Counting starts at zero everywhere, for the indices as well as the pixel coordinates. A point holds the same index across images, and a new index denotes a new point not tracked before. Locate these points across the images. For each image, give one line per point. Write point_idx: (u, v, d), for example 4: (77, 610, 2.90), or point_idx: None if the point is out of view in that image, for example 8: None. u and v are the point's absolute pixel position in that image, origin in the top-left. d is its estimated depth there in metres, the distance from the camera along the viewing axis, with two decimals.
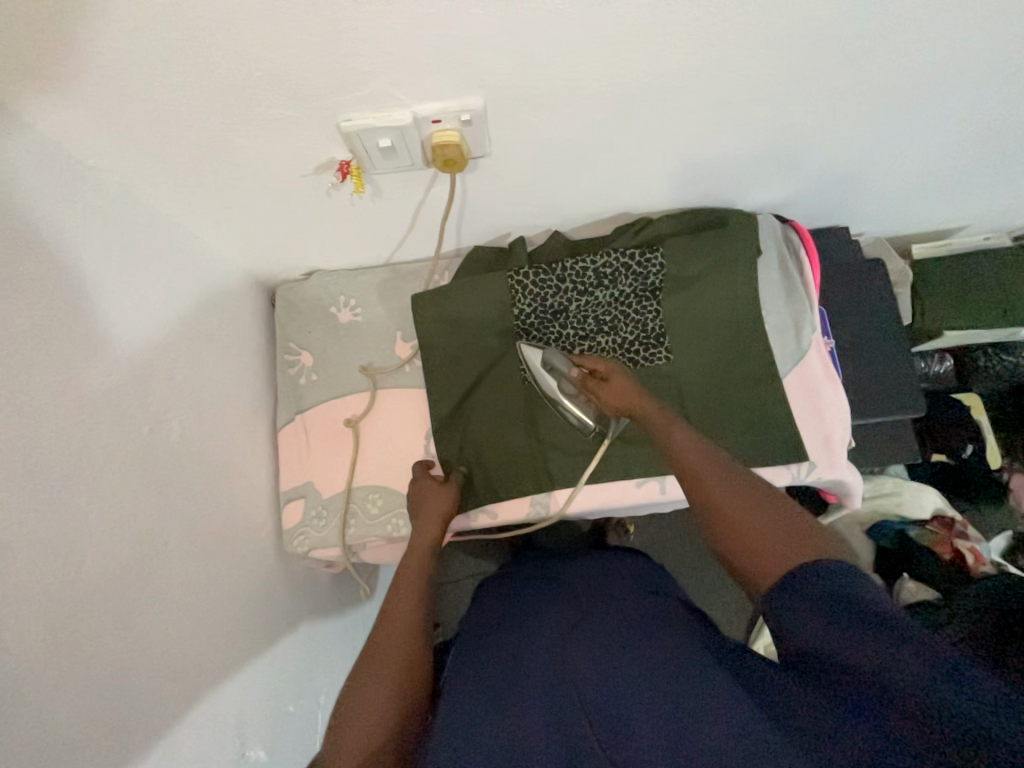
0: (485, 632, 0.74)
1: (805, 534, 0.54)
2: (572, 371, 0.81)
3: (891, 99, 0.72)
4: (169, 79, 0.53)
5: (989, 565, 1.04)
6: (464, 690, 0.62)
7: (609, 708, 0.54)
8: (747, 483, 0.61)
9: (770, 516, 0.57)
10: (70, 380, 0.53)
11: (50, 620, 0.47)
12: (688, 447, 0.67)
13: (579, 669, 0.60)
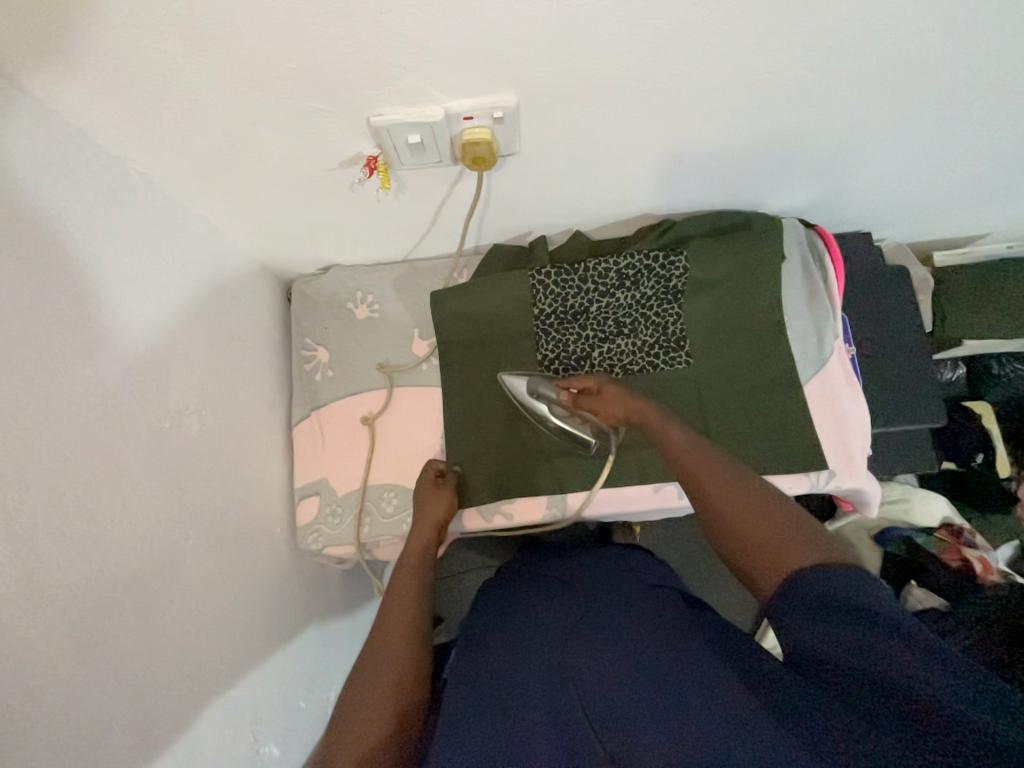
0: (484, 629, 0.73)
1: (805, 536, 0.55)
2: (561, 395, 0.79)
3: (927, 105, 0.71)
4: (200, 70, 0.52)
5: (998, 575, 1.01)
6: (461, 691, 0.60)
7: (608, 711, 0.52)
8: (744, 486, 0.61)
9: (772, 520, 0.58)
10: (94, 376, 0.53)
11: (75, 618, 0.47)
12: (687, 454, 0.66)
13: (573, 668, 0.58)
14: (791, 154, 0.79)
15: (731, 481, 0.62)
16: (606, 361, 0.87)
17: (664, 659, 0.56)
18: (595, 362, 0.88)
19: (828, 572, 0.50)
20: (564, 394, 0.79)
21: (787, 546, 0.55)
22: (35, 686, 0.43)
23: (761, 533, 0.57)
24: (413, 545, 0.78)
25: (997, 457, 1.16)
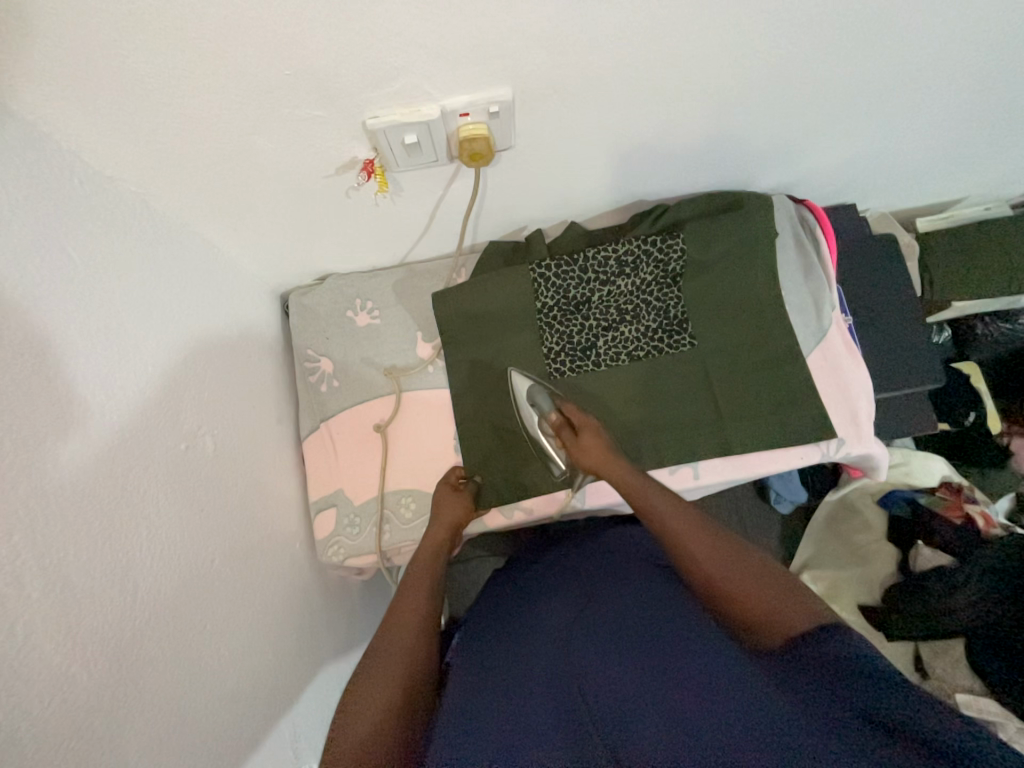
0: (492, 622, 0.73)
1: (804, 604, 0.54)
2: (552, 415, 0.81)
3: (907, 74, 0.72)
4: (193, 83, 0.51)
5: (1001, 529, 1.02)
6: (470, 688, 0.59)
7: (611, 700, 0.51)
8: (729, 545, 0.63)
9: (759, 581, 0.58)
10: (108, 402, 0.52)
11: (114, 649, 0.46)
12: (667, 512, 0.69)
13: (584, 652, 0.59)
14: (779, 131, 0.80)
15: (723, 550, 0.63)
16: (611, 349, 0.88)
17: (681, 644, 0.57)
18: (601, 351, 0.88)
19: (821, 631, 0.48)
20: (556, 412, 0.81)
21: (782, 609, 0.53)
22: (80, 722, 0.42)
23: (755, 599, 0.56)
24: (428, 542, 0.78)
25: (987, 414, 1.17)
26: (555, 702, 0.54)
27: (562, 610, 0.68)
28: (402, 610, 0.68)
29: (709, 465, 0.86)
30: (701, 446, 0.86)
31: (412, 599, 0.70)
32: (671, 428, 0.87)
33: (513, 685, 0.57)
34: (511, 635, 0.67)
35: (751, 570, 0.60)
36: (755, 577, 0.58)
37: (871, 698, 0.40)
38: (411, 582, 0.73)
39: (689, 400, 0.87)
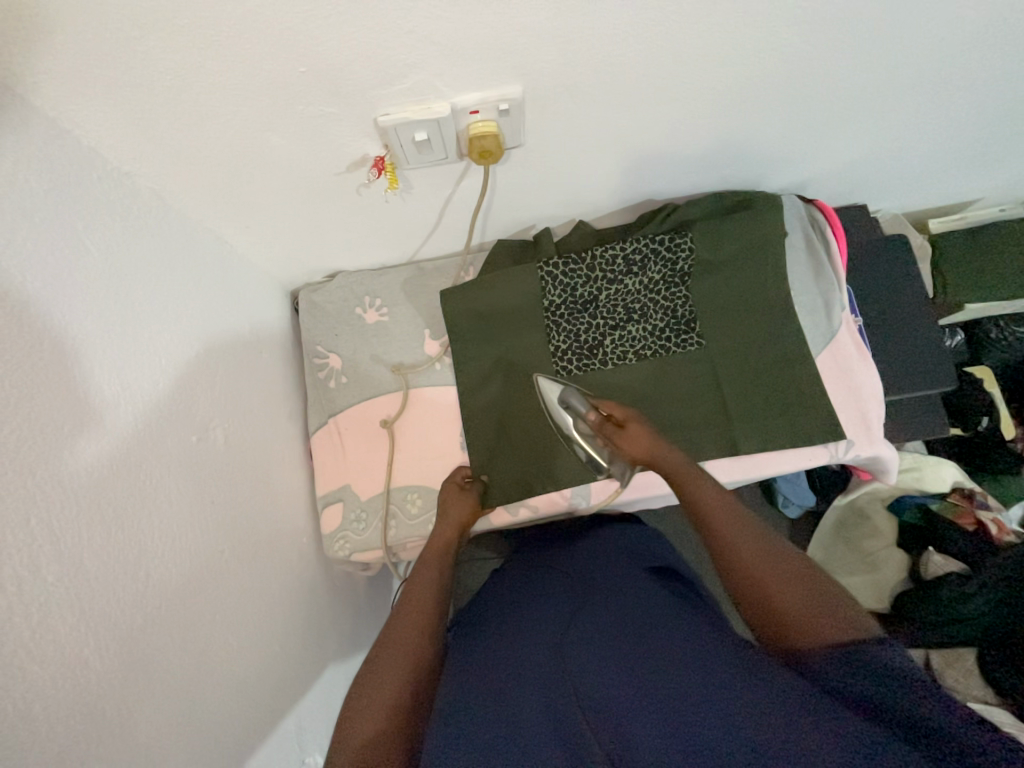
0: (484, 619, 0.72)
1: (845, 616, 0.54)
2: (590, 414, 0.80)
3: (921, 72, 0.72)
4: (210, 79, 0.52)
5: (1013, 535, 1.03)
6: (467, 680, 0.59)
7: (601, 695, 0.49)
8: (775, 546, 0.63)
9: (805, 586, 0.58)
10: (122, 390, 0.53)
11: (125, 635, 0.47)
12: (716, 505, 0.68)
13: (579, 643, 0.57)
14: (789, 130, 0.79)
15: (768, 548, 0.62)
16: (619, 348, 0.88)
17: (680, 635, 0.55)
18: (609, 350, 0.88)
19: (863, 648, 0.50)
20: (594, 412, 0.80)
21: (825, 618, 0.54)
22: (92, 705, 0.43)
23: (796, 605, 0.56)
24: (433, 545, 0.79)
25: (1001, 420, 1.16)
26: (547, 696, 0.52)
27: (557, 605, 0.67)
28: (407, 610, 0.68)
29: (715, 466, 0.86)
30: (708, 446, 0.86)
31: (416, 599, 0.70)
32: (678, 428, 0.86)
33: (504, 682, 0.56)
34: (504, 631, 0.66)
35: (795, 570, 0.60)
36: (800, 582, 0.58)
37: (913, 711, 0.43)
38: (420, 581, 0.73)
39: (697, 400, 0.87)
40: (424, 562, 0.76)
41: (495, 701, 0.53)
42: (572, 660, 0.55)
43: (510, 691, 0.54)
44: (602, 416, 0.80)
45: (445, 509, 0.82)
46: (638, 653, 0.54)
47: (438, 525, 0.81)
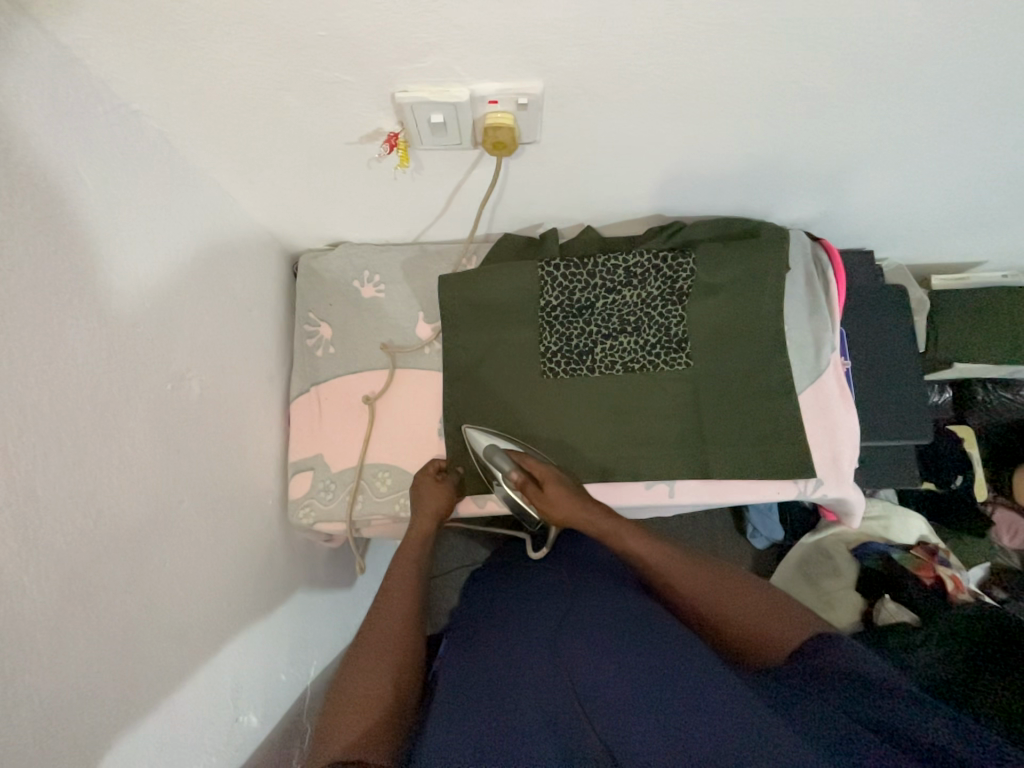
0: (477, 624, 0.74)
1: (788, 614, 0.62)
2: (512, 474, 0.79)
3: (940, 127, 0.72)
4: (228, 30, 0.51)
5: (971, 594, 1.03)
6: (466, 686, 0.61)
7: (599, 698, 0.52)
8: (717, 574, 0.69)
9: (749, 605, 0.65)
10: (101, 328, 0.52)
11: (68, 568, 0.47)
12: (654, 554, 0.72)
13: (567, 651, 0.60)
14: (804, 167, 0.80)
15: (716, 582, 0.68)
16: (608, 358, 0.88)
17: (644, 646, 0.57)
18: (597, 359, 0.88)
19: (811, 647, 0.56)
20: (517, 470, 0.79)
21: (772, 631, 0.61)
22: (24, 632, 0.43)
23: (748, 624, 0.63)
24: (411, 538, 0.80)
25: (974, 480, 1.18)
26: (544, 706, 0.54)
27: (542, 612, 0.69)
28: (385, 607, 0.70)
29: (685, 485, 0.87)
30: (681, 465, 0.87)
31: (394, 597, 0.72)
32: (655, 444, 0.87)
33: (495, 688, 0.58)
34: (500, 634, 0.68)
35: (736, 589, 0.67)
36: (746, 603, 0.65)
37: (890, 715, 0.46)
38: (395, 577, 0.75)
39: (678, 418, 0.87)
40: (399, 557, 0.78)
41: (493, 704, 0.56)
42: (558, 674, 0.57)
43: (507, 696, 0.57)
44: (524, 474, 0.80)
45: (419, 501, 0.82)
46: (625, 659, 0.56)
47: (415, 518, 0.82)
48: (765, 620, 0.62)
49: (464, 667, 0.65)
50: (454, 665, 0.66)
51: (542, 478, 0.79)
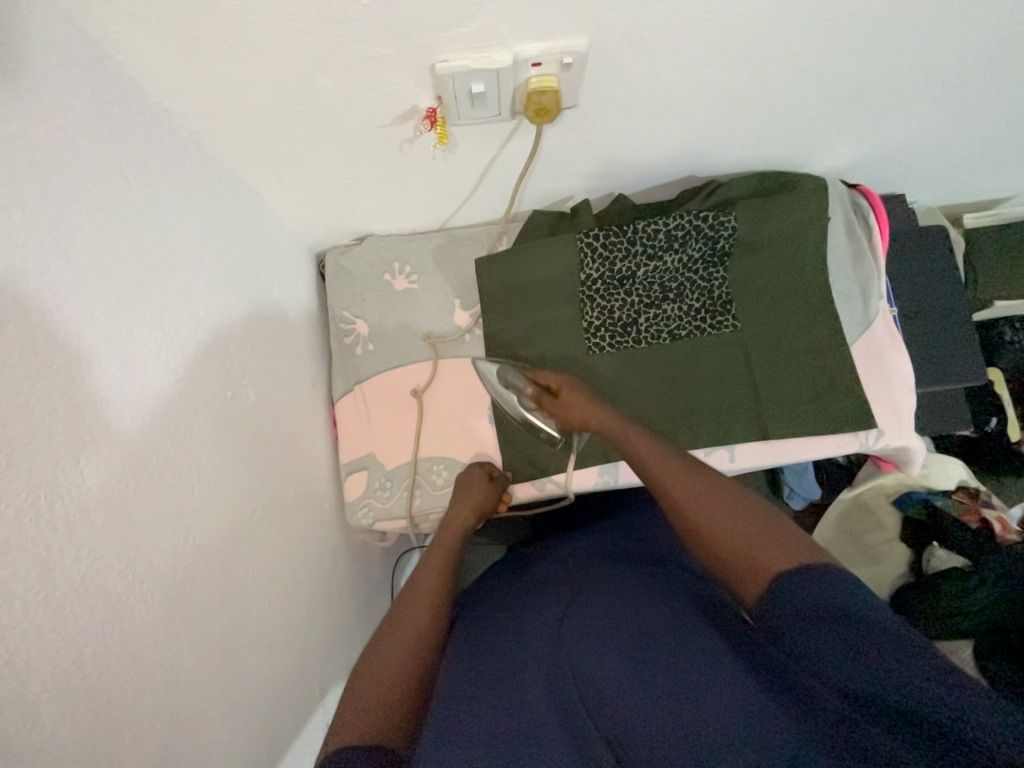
0: (488, 607, 0.70)
1: (783, 537, 0.53)
2: (528, 388, 0.80)
3: (991, 58, 0.69)
4: (268, 12, 0.49)
5: (1017, 534, 1.01)
6: (476, 662, 0.56)
7: (606, 687, 0.49)
8: (709, 482, 0.61)
9: (740, 523, 0.55)
10: (165, 339, 0.51)
11: (168, 587, 0.45)
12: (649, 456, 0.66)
13: (586, 636, 0.56)
14: (845, 111, 0.77)
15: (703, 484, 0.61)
16: (652, 326, 0.86)
17: (677, 621, 0.55)
18: (642, 329, 0.86)
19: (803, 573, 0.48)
20: (530, 387, 0.80)
21: (761, 549, 0.52)
22: (139, 654, 0.41)
23: (734, 536, 0.54)
24: (453, 522, 0.76)
25: (1008, 422, 1.11)
26: (563, 696, 0.50)
27: (554, 595, 0.66)
28: (417, 596, 0.65)
29: (746, 450, 0.85)
30: (738, 429, 0.85)
31: (428, 584, 0.67)
32: (709, 411, 0.85)
33: (501, 670, 0.54)
34: (511, 618, 0.64)
35: (725, 493, 0.59)
36: (733, 513, 0.57)
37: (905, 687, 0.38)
38: (427, 567, 0.69)
39: (729, 383, 0.85)
40: (430, 552, 0.73)
41: (500, 686, 0.51)
42: (571, 650, 0.54)
43: (515, 679, 0.52)
44: (539, 390, 0.80)
45: (460, 494, 0.80)
46: (631, 646, 0.53)
47: (455, 502, 0.79)
48: (753, 536, 0.54)
49: (479, 642, 0.60)
50: (461, 643, 0.61)
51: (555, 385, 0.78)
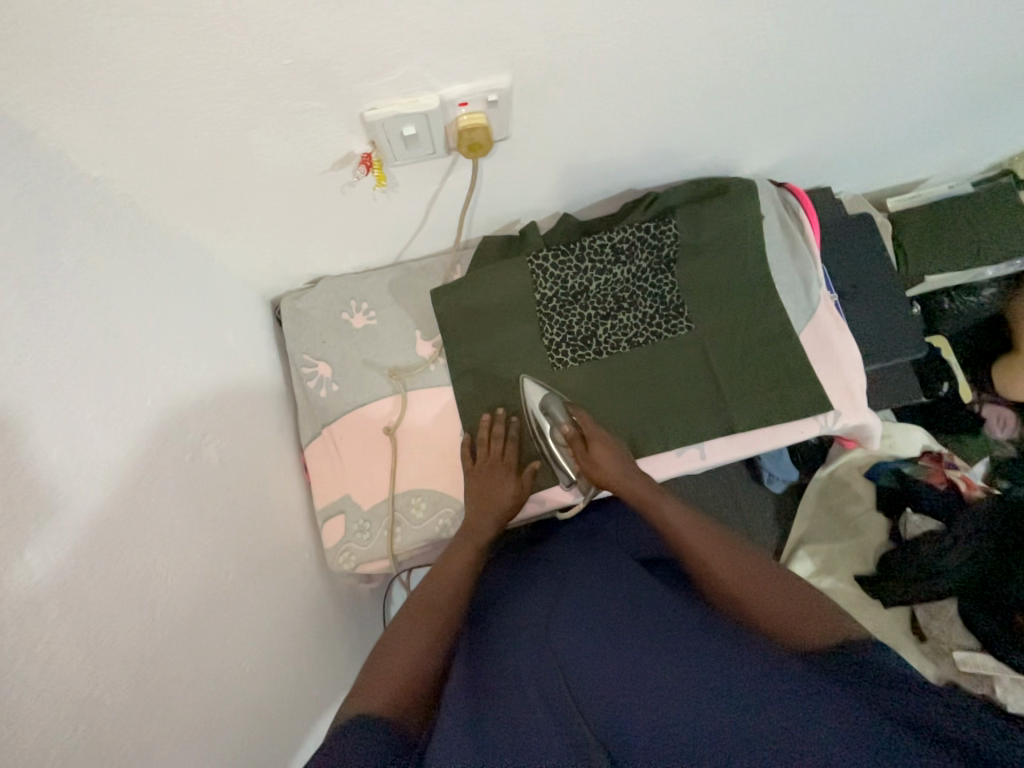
0: (483, 620, 0.70)
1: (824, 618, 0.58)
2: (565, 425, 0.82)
3: (885, 59, 0.75)
4: (193, 79, 0.50)
5: (982, 490, 1.05)
6: (484, 677, 0.57)
7: (598, 700, 0.53)
8: (752, 562, 0.67)
9: (786, 601, 0.61)
10: (113, 411, 0.49)
11: (137, 669, 0.44)
12: (687, 526, 0.73)
13: (573, 650, 0.59)
14: (762, 119, 0.82)
15: (739, 561, 0.67)
16: (612, 337, 0.88)
17: (663, 637, 0.59)
18: (602, 339, 0.88)
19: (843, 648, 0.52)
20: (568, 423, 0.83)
21: (807, 625, 0.57)
22: (108, 748, 0.40)
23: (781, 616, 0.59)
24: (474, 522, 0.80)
25: (959, 385, 1.19)
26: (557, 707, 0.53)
27: (544, 601, 0.69)
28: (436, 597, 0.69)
29: (714, 444, 0.88)
30: (706, 427, 0.87)
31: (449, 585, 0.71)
32: (676, 411, 0.88)
33: (503, 683, 0.56)
34: (505, 632, 0.65)
35: (760, 573, 0.65)
36: (777, 595, 0.62)
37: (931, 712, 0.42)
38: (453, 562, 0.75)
39: (693, 383, 0.88)
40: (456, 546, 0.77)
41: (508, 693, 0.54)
42: (564, 666, 0.57)
43: (517, 686, 0.55)
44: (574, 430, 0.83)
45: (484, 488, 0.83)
46: (624, 663, 0.56)
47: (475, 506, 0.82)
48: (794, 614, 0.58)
49: (479, 658, 0.61)
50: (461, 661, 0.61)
51: (590, 436, 0.82)
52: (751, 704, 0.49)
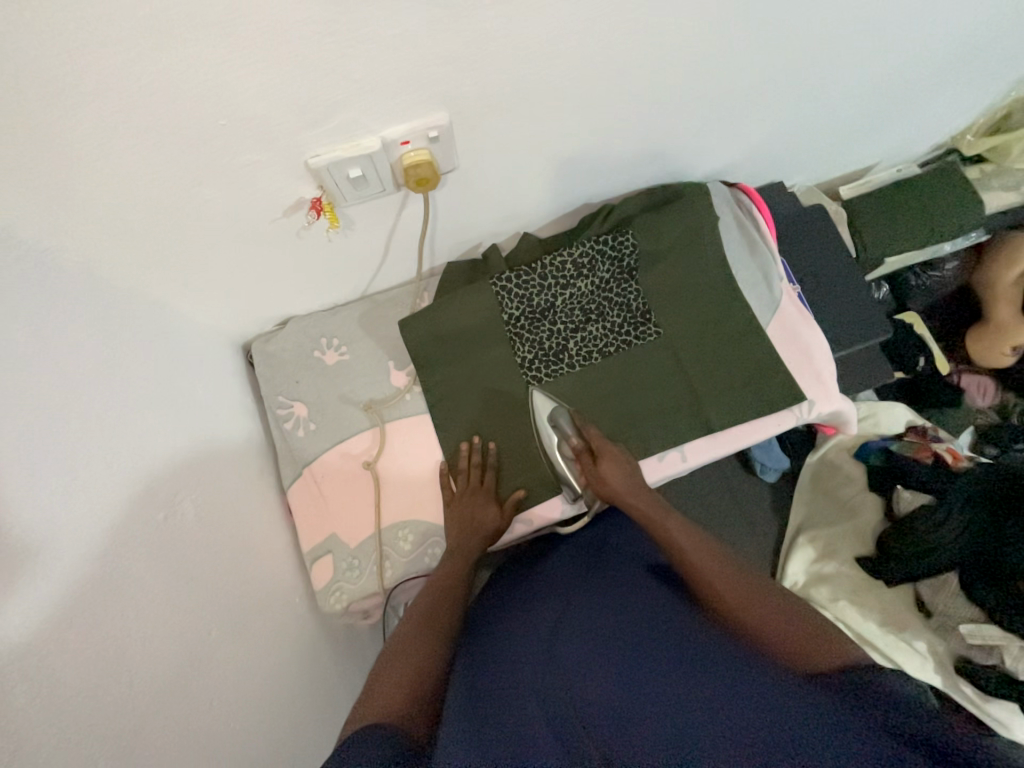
0: (483, 635, 0.70)
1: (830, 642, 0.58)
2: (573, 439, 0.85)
3: (813, 60, 0.78)
4: (135, 143, 0.51)
5: (967, 462, 1.06)
6: (484, 691, 0.58)
7: (601, 701, 0.53)
8: (756, 586, 0.67)
9: (792, 624, 0.61)
10: (79, 479, 0.49)
11: (115, 744, 0.43)
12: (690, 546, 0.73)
13: (577, 660, 0.59)
14: (704, 126, 0.85)
15: (745, 585, 0.67)
16: (582, 349, 0.89)
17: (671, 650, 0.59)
18: (574, 352, 0.89)
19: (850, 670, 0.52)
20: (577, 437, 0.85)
21: (811, 649, 0.57)
22: None
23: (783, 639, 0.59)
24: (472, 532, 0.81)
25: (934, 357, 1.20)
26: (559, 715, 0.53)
27: (546, 613, 0.70)
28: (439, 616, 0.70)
29: (693, 445, 0.89)
30: (684, 429, 0.88)
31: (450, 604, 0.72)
32: (653, 417, 0.88)
33: (503, 697, 0.57)
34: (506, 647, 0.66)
35: (763, 596, 0.66)
36: (784, 618, 0.62)
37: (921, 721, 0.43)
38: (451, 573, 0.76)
39: (667, 387, 0.89)
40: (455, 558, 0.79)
41: (509, 706, 0.55)
42: (569, 676, 0.57)
43: (519, 699, 0.56)
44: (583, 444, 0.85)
45: (475, 497, 0.84)
46: (630, 671, 0.56)
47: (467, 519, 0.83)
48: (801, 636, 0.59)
49: (480, 674, 0.62)
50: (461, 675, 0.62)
51: (598, 451, 0.84)
52: (757, 708, 0.49)
